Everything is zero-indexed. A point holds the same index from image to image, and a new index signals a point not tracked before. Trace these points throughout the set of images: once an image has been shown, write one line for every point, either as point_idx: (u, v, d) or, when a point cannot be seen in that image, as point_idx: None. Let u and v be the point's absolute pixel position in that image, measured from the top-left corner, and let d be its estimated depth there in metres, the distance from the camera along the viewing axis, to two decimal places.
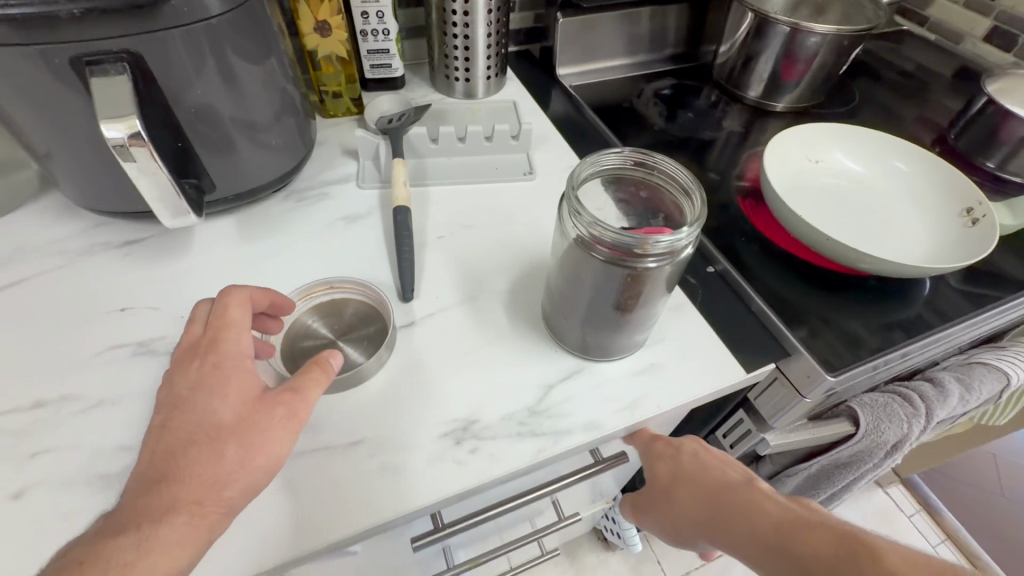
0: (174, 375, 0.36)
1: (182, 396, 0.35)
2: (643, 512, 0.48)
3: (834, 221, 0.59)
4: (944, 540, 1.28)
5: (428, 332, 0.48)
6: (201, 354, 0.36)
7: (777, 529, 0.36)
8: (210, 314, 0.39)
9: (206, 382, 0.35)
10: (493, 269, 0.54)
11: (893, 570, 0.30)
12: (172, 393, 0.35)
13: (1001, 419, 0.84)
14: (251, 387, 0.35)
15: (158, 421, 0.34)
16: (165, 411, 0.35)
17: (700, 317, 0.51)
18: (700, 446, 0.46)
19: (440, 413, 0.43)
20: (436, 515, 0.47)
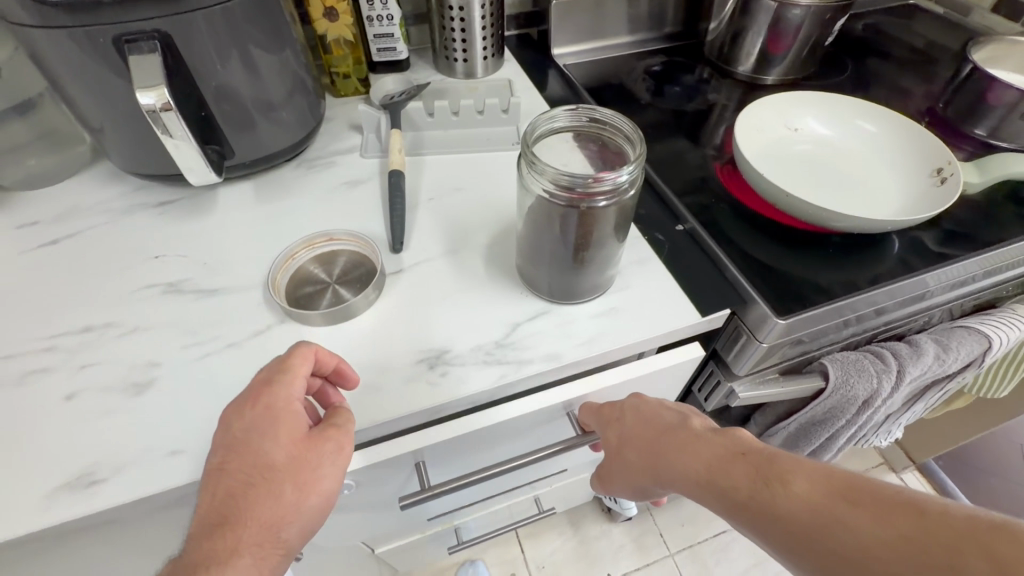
0: (231, 419, 0.40)
1: (239, 439, 0.39)
2: (608, 469, 0.53)
3: (805, 181, 0.61)
4: None
5: (412, 278, 0.54)
6: (255, 397, 0.40)
7: (705, 468, 0.40)
8: (272, 367, 0.42)
9: (261, 424, 0.40)
10: (476, 227, 0.60)
11: (797, 489, 0.34)
12: (229, 436, 0.39)
13: (1002, 391, 0.83)
14: (306, 438, 0.40)
15: (215, 460, 0.39)
16: (222, 450, 0.39)
17: (664, 268, 0.55)
18: (642, 400, 0.49)
19: (418, 344, 0.49)
20: (422, 469, 0.51)
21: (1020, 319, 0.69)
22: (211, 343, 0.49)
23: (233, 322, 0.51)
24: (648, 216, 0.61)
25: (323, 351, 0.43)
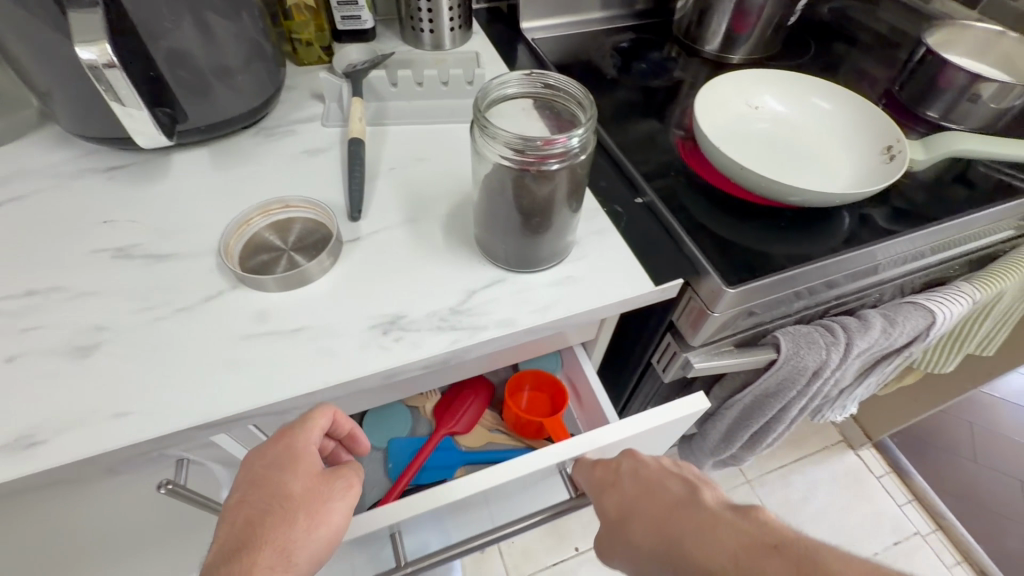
0: (251, 461, 0.43)
1: (260, 473, 0.42)
2: (600, 545, 0.49)
3: (762, 155, 0.62)
4: (911, 500, 1.27)
5: (370, 246, 0.54)
6: (278, 436, 0.43)
7: (728, 551, 0.39)
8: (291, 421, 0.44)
9: (280, 460, 0.42)
10: (436, 197, 0.59)
11: None
12: (248, 478, 0.42)
13: (948, 365, 0.86)
14: (321, 482, 0.42)
15: (234, 499, 0.41)
16: (240, 490, 0.41)
17: (621, 239, 0.56)
18: (643, 463, 0.50)
19: (373, 309, 0.49)
20: (399, 547, 0.57)
21: (964, 294, 0.71)
22: (161, 308, 0.48)
23: (185, 287, 0.50)
24: (608, 189, 0.62)
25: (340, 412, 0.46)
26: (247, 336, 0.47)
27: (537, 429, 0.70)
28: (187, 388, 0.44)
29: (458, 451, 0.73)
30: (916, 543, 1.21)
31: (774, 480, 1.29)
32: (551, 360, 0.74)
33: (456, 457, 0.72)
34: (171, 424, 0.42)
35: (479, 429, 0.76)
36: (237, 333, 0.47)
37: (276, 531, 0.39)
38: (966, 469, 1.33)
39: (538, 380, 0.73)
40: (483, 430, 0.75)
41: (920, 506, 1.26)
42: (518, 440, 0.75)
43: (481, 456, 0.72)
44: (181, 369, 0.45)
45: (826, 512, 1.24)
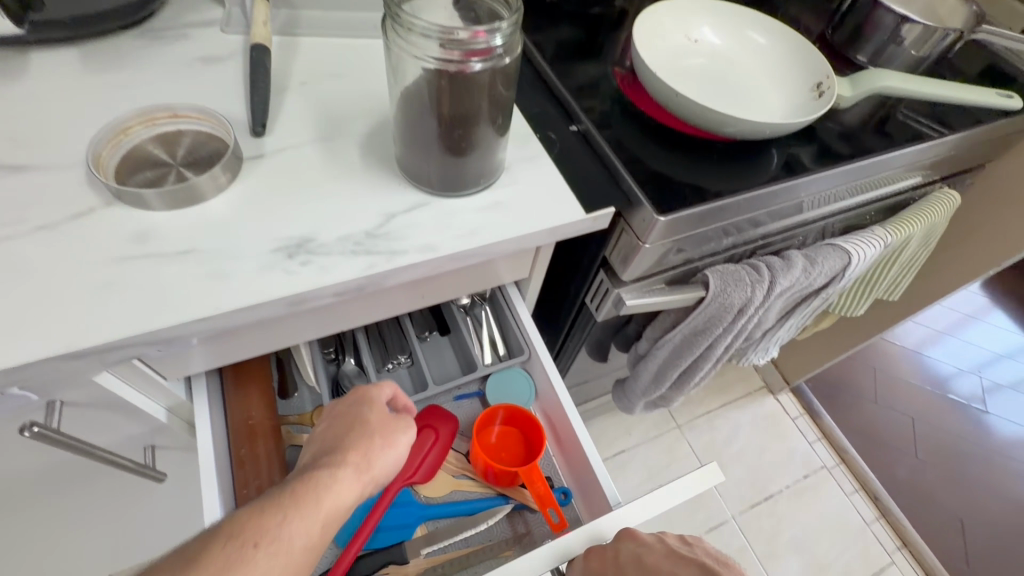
0: (333, 404, 0.49)
1: (340, 411, 0.48)
2: None
3: (697, 86, 0.61)
4: (820, 439, 1.38)
5: (275, 165, 0.48)
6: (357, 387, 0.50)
7: None
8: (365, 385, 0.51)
9: (357, 400, 0.48)
10: (353, 115, 0.54)
11: None
12: (330, 414, 0.48)
13: (859, 309, 0.92)
14: (390, 415, 0.48)
15: (320, 432, 0.47)
16: (325, 424, 0.48)
17: (553, 166, 0.53)
18: (647, 548, 0.44)
19: (276, 232, 0.44)
20: None
21: (877, 237, 0.75)
22: (14, 225, 0.41)
23: (46, 202, 0.43)
24: (542, 117, 0.59)
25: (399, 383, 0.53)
26: (124, 258, 0.41)
27: (510, 477, 0.60)
28: (51, 314, 0.38)
29: (417, 505, 0.60)
30: (823, 476, 1.32)
31: (702, 424, 1.36)
32: (524, 393, 0.66)
33: (415, 515, 0.59)
34: (27, 355, 0.36)
35: (441, 475, 0.63)
36: (111, 255, 0.41)
37: (353, 445, 0.44)
38: (867, 408, 1.46)
39: (511, 414, 0.64)
40: (446, 476, 0.63)
41: (827, 444, 1.37)
42: (487, 488, 0.63)
43: (443, 509, 0.60)
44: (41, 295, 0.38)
45: (745, 451, 1.33)
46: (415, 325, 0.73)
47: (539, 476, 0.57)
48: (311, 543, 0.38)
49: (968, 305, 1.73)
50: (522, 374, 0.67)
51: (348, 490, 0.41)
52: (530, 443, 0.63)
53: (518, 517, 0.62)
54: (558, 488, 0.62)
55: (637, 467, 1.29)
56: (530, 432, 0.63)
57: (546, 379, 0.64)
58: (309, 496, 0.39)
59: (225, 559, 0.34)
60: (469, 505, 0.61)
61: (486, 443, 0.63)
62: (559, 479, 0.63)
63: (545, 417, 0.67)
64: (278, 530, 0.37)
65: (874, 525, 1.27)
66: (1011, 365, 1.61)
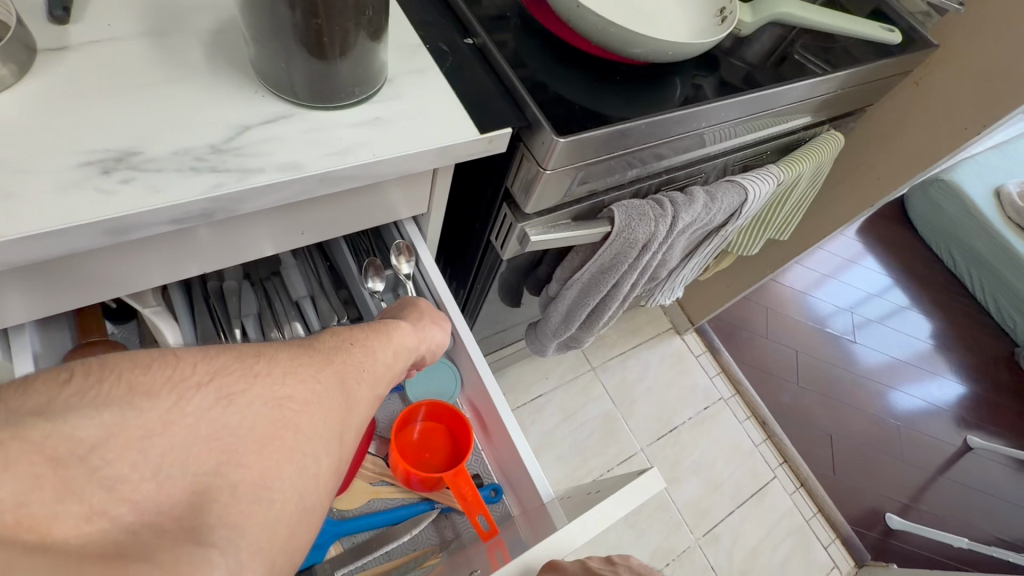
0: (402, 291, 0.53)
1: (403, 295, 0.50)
2: None
3: (601, 4, 0.57)
4: (719, 373, 1.50)
5: (85, 58, 0.38)
6: None
7: None
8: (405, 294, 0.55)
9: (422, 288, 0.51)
10: (195, 5, 0.44)
11: None
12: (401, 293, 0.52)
13: (753, 248, 0.96)
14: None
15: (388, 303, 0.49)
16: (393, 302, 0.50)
17: (443, 80, 0.47)
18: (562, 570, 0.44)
19: (86, 142, 0.35)
20: None
21: (772, 174, 0.77)
22: None
23: None
24: (434, 26, 0.52)
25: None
26: None
27: (433, 481, 0.57)
28: None
29: (329, 522, 0.58)
30: (720, 406, 1.44)
31: (614, 365, 1.42)
32: (448, 387, 0.63)
33: (327, 533, 0.57)
34: None
35: (357, 486, 0.61)
36: None
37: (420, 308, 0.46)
38: (759, 343, 1.60)
39: (433, 410, 0.62)
40: (363, 486, 0.61)
41: (724, 377, 1.49)
42: (410, 493, 0.61)
43: (359, 523, 0.58)
44: None
45: (653, 389, 1.41)
46: (319, 311, 0.64)
47: (465, 478, 0.53)
48: (389, 365, 0.37)
49: (847, 251, 1.92)
50: (446, 365, 0.64)
51: (412, 337, 0.41)
52: (456, 441, 0.62)
53: (445, 521, 0.60)
54: (488, 486, 0.60)
55: (554, 408, 1.32)
56: (456, 428, 0.62)
57: (471, 369, 0.60)
58: (383, 329, 0.39)
59: (333, 344, 0.34)
60: (389, 515, 0.59)
61: (407, 443, 0.61)
62: (488, 476, 0.62)
63: (469, 407, 0.64)
64: (364, 341, 0.36)
65: (762, 446, 1.41)
66: (879, 303, 1.83)
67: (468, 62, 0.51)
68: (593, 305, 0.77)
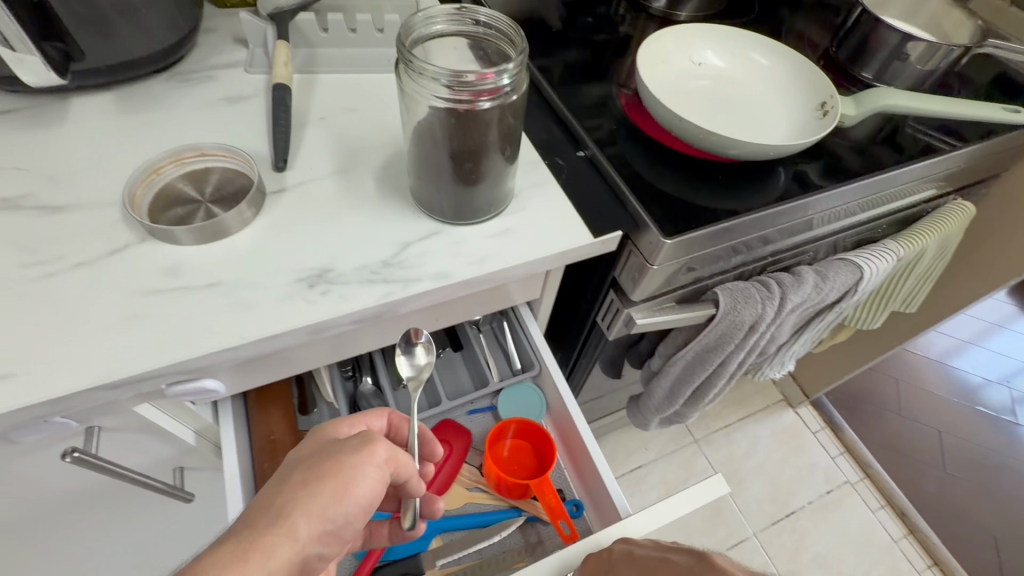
0: (321, 425, 0.46)
1: (295, 469, 0.40)
2: None
3: (702, 113, 0.63)
4: (842, 453, 1.37)
5: (295, 198, 0.51)
6: (313, 451, 0.42)
7: None
8: (328, 430, 0.45)
9: (306, 469, 0.39)
10: (368, 147, 0.56)
11: None
12: (310, 441, 0.43)
13: (875, 321, 0.90)
14: (359, 469, 0.40)
15: (298, 455, 0.42)
16: (305, 448, 0.43)
17: (561, 191, 0.55)
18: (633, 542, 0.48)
19: (297, 263, 0.46)
20: None
21: (890, 251, 0.74)
22: (54, 263, 0.44)
23: (83, 240, 0.46)
24: (550, 142, 0.60)
25: (395, 415, 0.54)
26: (154, 291, 0.43)
27: (521, 490, 0.63)
28: (89, 346, 0.40)
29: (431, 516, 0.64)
30: (846, 490, 1.31)
31: (719, 438, 1.36)
32: (535, 406, 0.70)
33: (430, 527, 0.63)
34: (65, 387, 0.38)
35: (456, 488, 0.67)
36: (144, 288, 0.43)
37: (304, 504, 0.37)
38: (889, 421, 1.44)
39: (521, 429, 0.67)
40: (461, 489, 0.67)
41: (849, 458, 1.36)
42: (500, 501, 0.67)
43: (457, 522, 0.64)
44: (77, 329, 0.41)
45: (765, 466, 1.32)
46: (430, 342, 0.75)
47: (550, 489, 0.61)
48: None
49: (995, 314, 1.69)
50: (532, 388, 0.71)
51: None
52: (541, 456, 0.67)
53: (531, 528, 0.66)
54: (571, 501, 0.65)
55: (654, 480, 1.29)
56: (540, 445, 0.67)
57: (556, 394, 0.67)
58: None
59: None
60: (482, 518, 0.64)
61: (498, 456, 0.67)
62: (570, 492, 0.67)
63: (555, 427, 0.70)
64: None
65: (902, 542, 1.24)
66: None
67: (581, 168, 0.58)
68: (697, 379, 0.77)
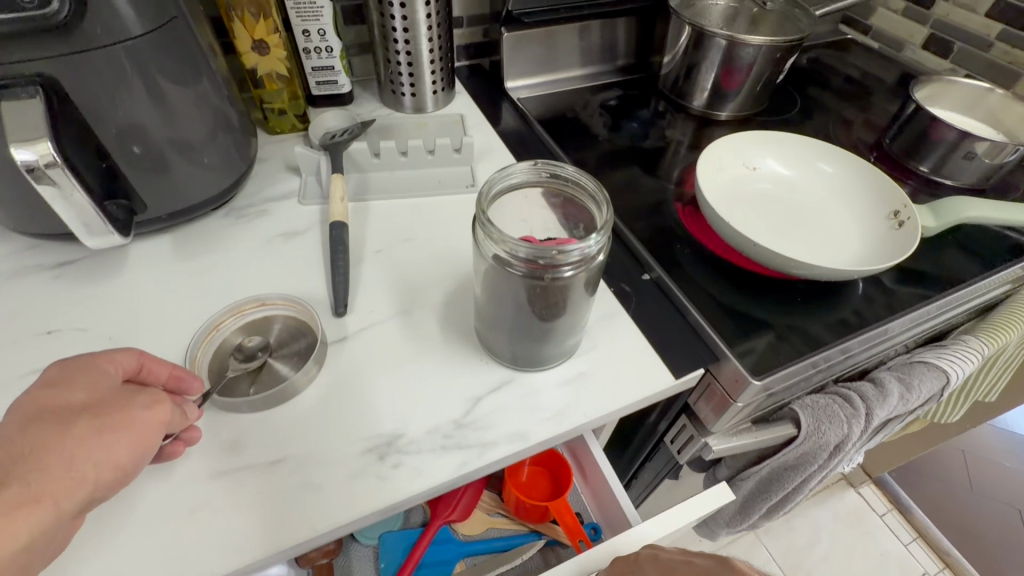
0: (74, 364, 0.37)
1: (62, 407, 0.34)
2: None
3: (767, 224, 0.61)
4: (916, 538, 1.26)
5: (358, 346, 0.48)
6: (85, 387, 0.36)
7: None
8: (101, 356, 0.38)
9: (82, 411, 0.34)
10: (429, 281, 0.54)
11: None
12: (70, 382, 0.35)
13: (955, 415, 0.84)
14: (156, 429, 0.36)
15: (58, 400, 0.34)
16: (71, 390, 0.35)
17: (633, 324, 0.52)
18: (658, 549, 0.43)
19: (367, 428, 0.43)
20: None
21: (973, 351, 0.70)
22: None
23: None
24: (613, 265, 0.58)
25: (151, 357, 0.40)
26: (217, 474, 0.40)
27: (541, 513, 0.65)
28: (148, 544, 0.37)
29: (456, 543, 0.67)
30: None
31: (778, 525, 1.26)
32: None
33: (454, 551, 0.66)
34: None
35: (477, 514, 0.70)
36: (207, 471, 0.41)
37: (90, 457, 0.33)
38: (962, 500, 1.34)
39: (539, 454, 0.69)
40: (483, 515, 0.70)
41: (925, 544, 1.25)
42: (520, 525, 0.70)
43: (481, 546, 0.67)
44: (140, 523, 0.38)
45: (833, 557, 1.22)
46: None
47: (568, 510, 0.62)
48: None
49: None
50: None
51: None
52: (558, 481, 0.68)
53: (551, 552, 0.68)
54: (588, 523, 0.65)
55: None
56: (557, 469, 0.68)
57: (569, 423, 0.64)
58: None
59: None
60: (505, 543, 0.68)
61: (518, 482, 0.68)
62: (589, 515, 0.67)
63: (570, 453, 0.67)
64: None
65: None
66: None
67: (648, 294, 0.55)
68: (773, 497, 0.70)
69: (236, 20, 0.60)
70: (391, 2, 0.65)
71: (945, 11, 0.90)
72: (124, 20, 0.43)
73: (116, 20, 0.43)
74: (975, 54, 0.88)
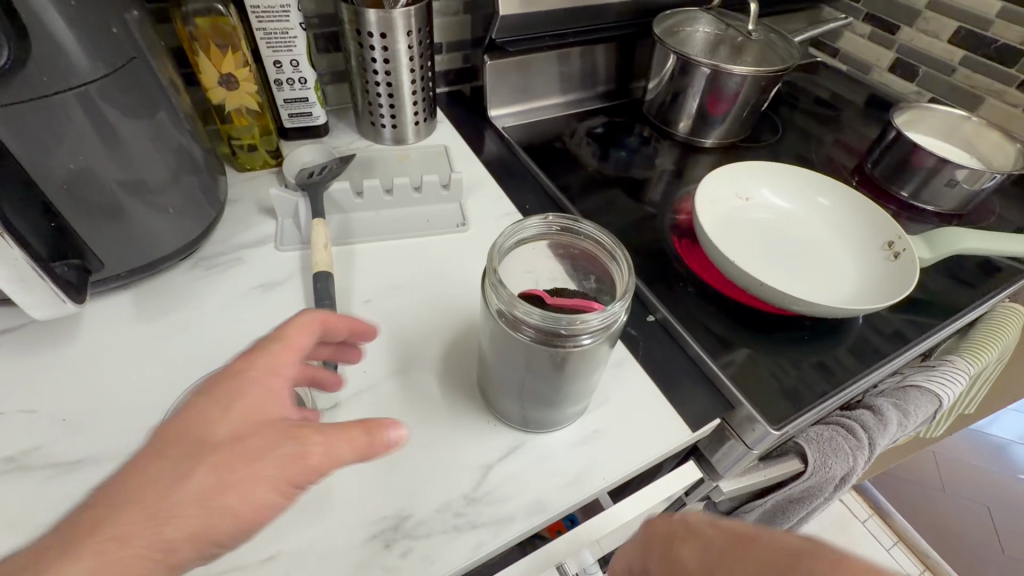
0: (237, 377, 0.32)
1: (189, 449, 0.30)
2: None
3: (765, 257, 0.60)
4: (897, 542, 1.29)
5: (352, 413, 0.44)
6: (223, 423, 0.31)
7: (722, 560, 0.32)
8: (282, 340, 0.35)
9: (202, 460, 0.30)
10: (424, 333, 0.50)
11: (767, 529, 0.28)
12: (228, 404, 0.31)
13: (938, 431, 0.86)
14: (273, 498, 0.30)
15: (205, 430, 0.31)
16: (224, 417, 0.31)
17: (643, 372, 0.50)
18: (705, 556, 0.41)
19: (369, 511, 0.39)
20: None
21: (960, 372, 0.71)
22: None
23: None
24: None
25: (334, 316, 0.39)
26: None
27: None
28: None
29: None
30: None
31: None
32: None
33: None
34: None
35: None
36: None
37: (185, 524, 0.29)
38: (935, 501, 1.39)
39: None
40: None
41: (905, 548, 1.28)
42: None
43: None
44: None
45: None
46: None
47: None
48: None
49: None
50: None
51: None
52: None
53: None
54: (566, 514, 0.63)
55: None
56: None
57: None
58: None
59: None
60: None
61: None
62: None
63: None
64: None
65: None
66: None
67: (655, 338, 0.53)
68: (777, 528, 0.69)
69: (200, 53, 0.55)
70: (370, 32, 0.62)
71: (909, 37, 0.93)
72: (74, 63, 0.38)
73: (62, 66, 0.38)
74: (939, 78, 0.91)
